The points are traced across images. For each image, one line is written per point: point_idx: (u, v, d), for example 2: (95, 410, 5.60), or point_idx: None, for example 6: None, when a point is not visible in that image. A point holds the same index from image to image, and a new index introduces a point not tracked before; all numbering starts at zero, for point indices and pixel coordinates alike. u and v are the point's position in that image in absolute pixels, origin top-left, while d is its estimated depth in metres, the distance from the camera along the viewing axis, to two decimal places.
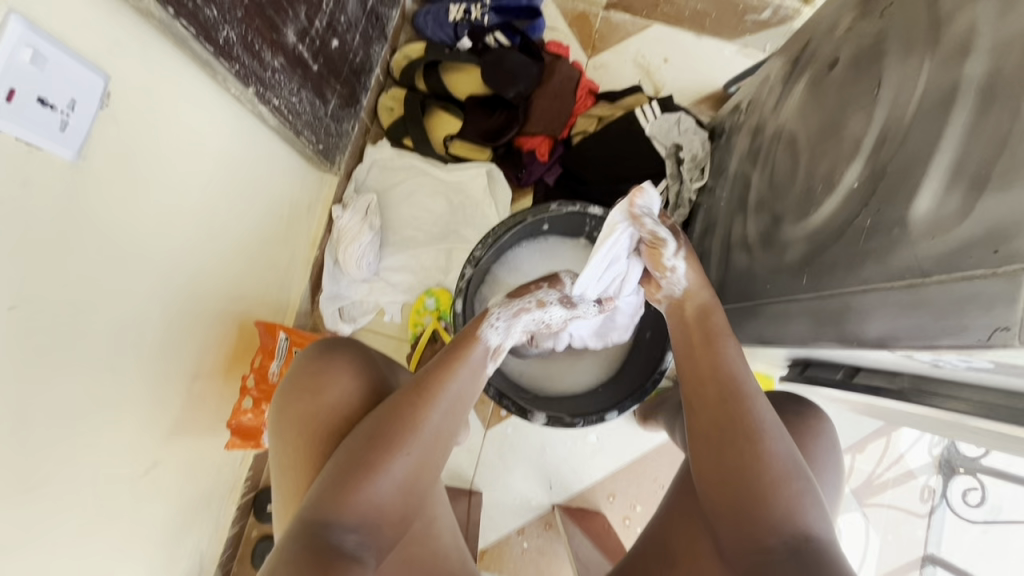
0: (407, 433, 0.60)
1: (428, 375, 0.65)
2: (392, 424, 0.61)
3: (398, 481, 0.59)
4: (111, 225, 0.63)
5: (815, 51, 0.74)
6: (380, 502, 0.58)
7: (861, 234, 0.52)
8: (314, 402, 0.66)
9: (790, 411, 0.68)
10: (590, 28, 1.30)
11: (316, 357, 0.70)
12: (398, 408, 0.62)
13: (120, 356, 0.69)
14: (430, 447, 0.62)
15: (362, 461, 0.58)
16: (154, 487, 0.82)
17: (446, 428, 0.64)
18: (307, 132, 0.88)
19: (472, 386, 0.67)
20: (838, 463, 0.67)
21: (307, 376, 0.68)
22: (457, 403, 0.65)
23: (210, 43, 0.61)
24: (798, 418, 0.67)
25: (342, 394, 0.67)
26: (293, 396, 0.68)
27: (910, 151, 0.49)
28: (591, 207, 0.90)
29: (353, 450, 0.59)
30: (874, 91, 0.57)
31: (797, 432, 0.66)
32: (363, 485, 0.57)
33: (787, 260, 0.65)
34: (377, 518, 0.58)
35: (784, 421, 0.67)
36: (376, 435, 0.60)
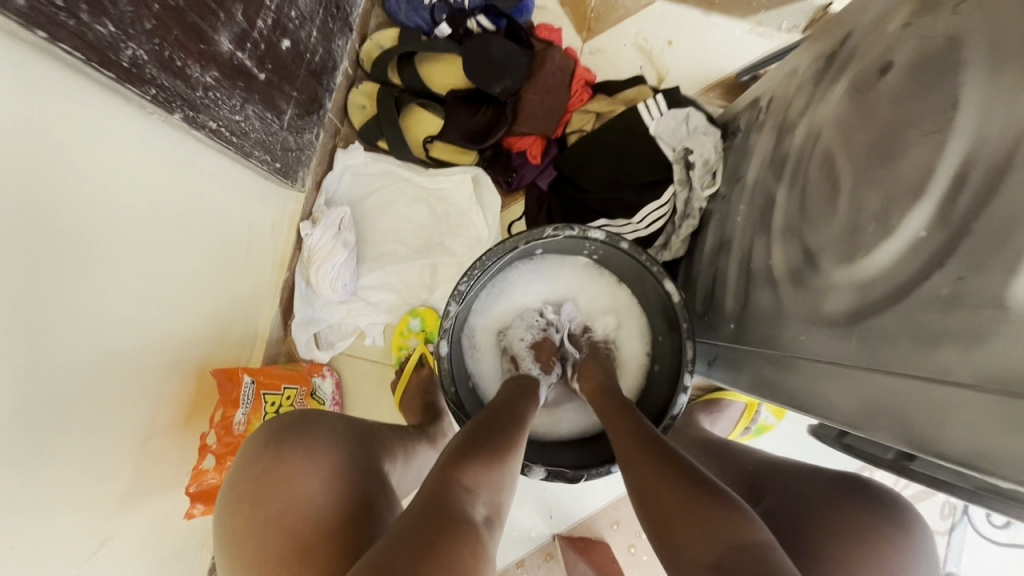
0: (515, 434, 0.64)
1: (513, 399, 0.72)
2: (498, 427, 0.64)
3: (510, 478, 0.59)
4: (14, 294, 0.51)
5: (859, 49, 0.62)
6: (499, 490, 0.57)
7: (937, 304, 0.42)
8: (267, 504, 0.56)
9: (876, 514, 0.58)
10: (585, 6, 1.15)
11: (262, 446, 0.60)
12: (497, 418, 0.66)
13: (46, 440, 0.58)
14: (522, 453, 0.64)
15: (482, 449, 0.59)
16: (110, 564, 0.73)
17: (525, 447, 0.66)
18: (258, 153, 0.75)
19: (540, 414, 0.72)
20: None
21: (258, 470, 0.58)
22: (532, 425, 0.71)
23: (108, 68, 0.47)
24: (876, 523, 0.57)
25: (305, 484, 0.57)
26: (239, 497, 0.58)
27: (1009, 205, 0.38)
28: (591, 229, 0.78)
29: (469, 440, 0.60)
30: (949, 115, 0.46)
31: (868, 533, 0.57)
32: (481, 471, 0.56)
33: (828, 311, 0.55)
34: (494, 509, 0.55)
35: (848, 519, 0.58)
36: (486, 432, 0.62)
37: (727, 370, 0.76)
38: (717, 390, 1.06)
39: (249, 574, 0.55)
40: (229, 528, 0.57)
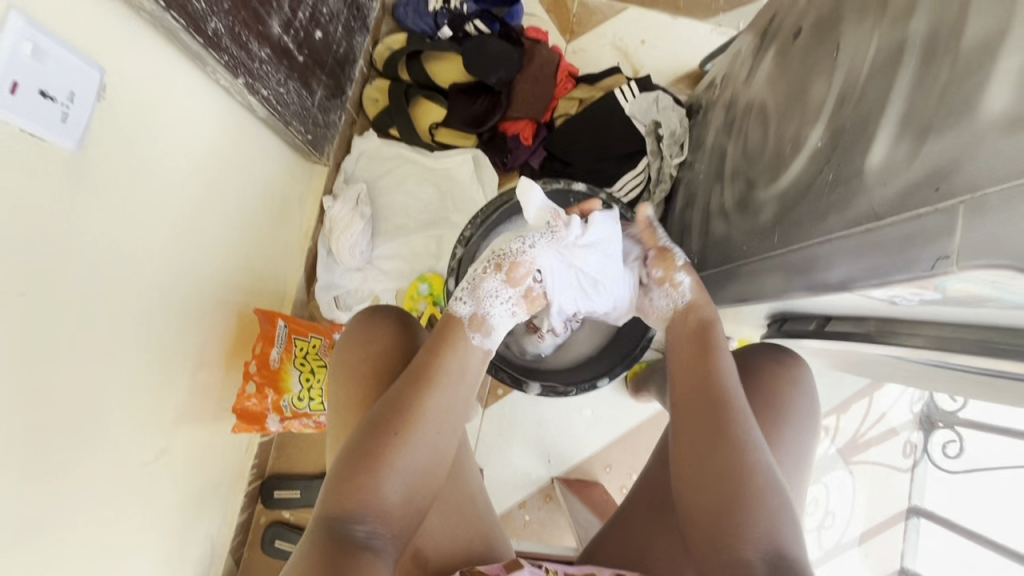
0: (406, 423, 0.63)
1: (421, 365, 0.67)
2: (391, 417, 0.63)
3: (404, 467, 0.61)
4: (113, 217, 0.65)
5: (781, 23, 0.77)
6: (389, 488, 0.60)
7: (824, 188, 0.56)
8: (357, 367, 0.72)
9: (772, 360, 0.71)
10: (567, 13, 1.32)
11: (362, 320, 0.75)
12: (398, 402, 0.64)
13: (121, 344, 0.70)
14: (435, 427, 0.64)
15: (366, 454, 0.61)
16: (161, 472, 0.84)
17: (448, 415, 0.66)
18: (295, 123, 0.94)
19: (466, 368, 0.69)
20: (813, 405, 0.71)
21: (356, 341, 0.74)
22: (456, 385, 0.67)
23: (199, 34, 0.65)
24: (777, 371, 0.70)
25: (386, 360, 0.72)
26: (343, 355, 0.74)
27: (864, 109, 0.52)
28: (574, 183, 0.93)
29: (360, 444, 0.62)
30: (834, 55, 0.60)
31: (771, 379, 0.70)
32: (370, 478, 0.60)
33: (761, 222, 0.69)
34: (390, 508, 0.60)
35: (761, 373, 0.70)
36: (377, 428, 0.62)
37: None
38: None
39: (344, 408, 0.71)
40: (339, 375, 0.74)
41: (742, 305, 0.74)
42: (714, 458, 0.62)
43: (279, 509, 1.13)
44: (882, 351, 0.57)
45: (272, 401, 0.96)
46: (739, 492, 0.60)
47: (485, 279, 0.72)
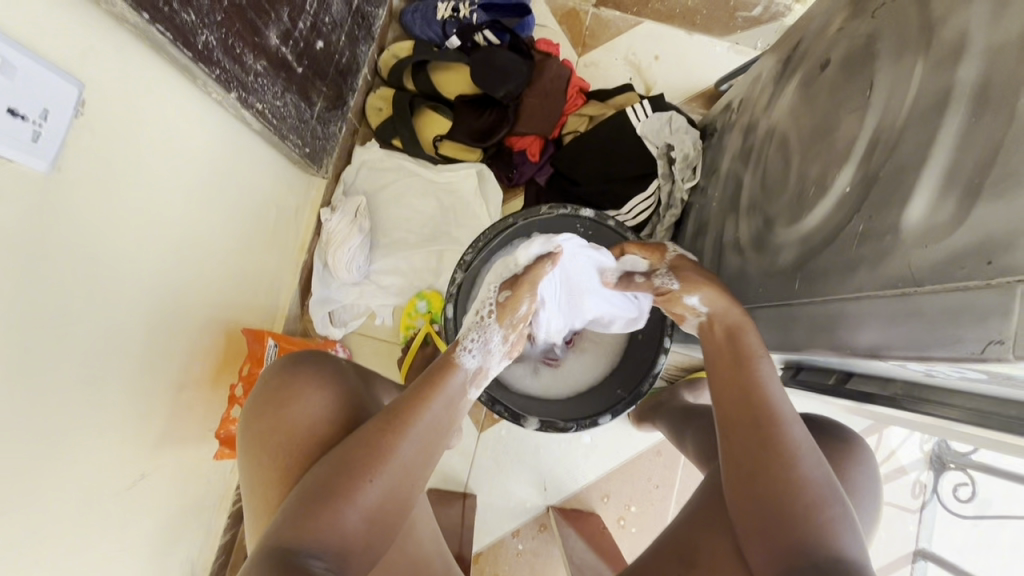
0: (378, 462, 0.59)
1: (406, 403, 0.64)
2: (361, 453, 0.59)
3: (366, 507, 0.57)
4: (92, 238, 0.61)
5: (806, 51, 0.72)
6: (348, 527, 0.56)
7: (853, 239, 0.52)
8: (269, 423, 0.65)
9: (838, 437, 0.68)
10: (580, 25, 1.28)
11: (276, 370, 0.69)
12: (372, 437, 0.60)
13: (102, 370, 0.67)
14: (404, 472, 0.60)
15: (330, 485, 0.57)
16: (142, 499, 0.80)
17: (418, 460, 0.62)
18: (292, 135, 0.91)
19: (443, 417, 0.66)
20: (872, 485, 0.67)
21: (272, 391, 0.67)
22: (432, 436, 0.64)
23: (188, 48, 0.61)
24: (845, 448, 0.67)
25: (307, 410, 0.65)
26: (254, 409, 0.67)
27: (901, 159, 0.48)
28: (582, 209, 0.89)
29: (319, 479, 0.58)
30: (866, 94, 0.56)
31: (836, 453, 0.66)
32: (328, 511, 0.55)
33: (780, 264, 0.65)
34: (344, 544, 0.55)
35: (825, 443, 0.67)
36: (344, 462, 0.59)
37: None
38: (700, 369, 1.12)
39: (260, 469, 0.64)
40: (250, 429, 0.66)
41: (758, 352, 0.71)
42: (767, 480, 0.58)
43: None
44: (910, 417, 0.53)
45: None
46: (787, 507, 0.56)
47: (486, 330, 0.72)
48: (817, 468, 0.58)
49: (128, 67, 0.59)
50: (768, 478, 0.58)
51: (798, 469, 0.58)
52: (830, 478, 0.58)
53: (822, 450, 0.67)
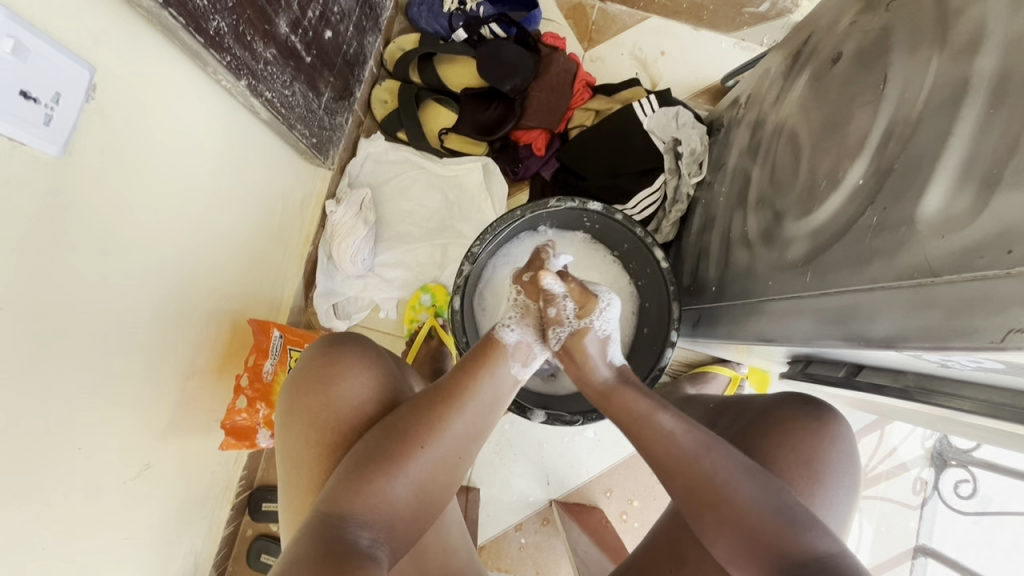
0: (428, 437, 0.59)
1: (455, 381, 0.65)
2: (413, 427, 0.60)
3: (415, 483, 0.58)
4: (101, 226, 0.61)
5: (816, 46, 0.72)
6: (396, 500, 0.56)
7: (867, 231, 0.52)
8: (314, 395, 0.65)
9: (803, 412, 0.68)
10: (586, 20, 1.28)
11: (322, 345, 0.69)
12: (423, 412, 0.61)
13: (110, 358, 0.66)
14: (452, 450, 0.61)
15: (379, 458, 0.57)
16: (148, 489, 0.80)
17: (468, 436, 0.63)
18: (300, 125, 0.91)
19: (494, 394, 0.66)
20: (850, 461, 0.66)
21: (318, 365, 0.66)
22: (482, 413, 0.65)
23: (199, 34, 0.61)
24: (817, 425, 0.66)
25: (354, 384, 0.66)
26: (297, 382, 0.66)
27: (916, 151, 0.48)
28: (591, 202, 0.87)
29: (371, 449, 0.58)
30: (880, 87, 0.56)
31: (810, 434, 0.66)
32: (381, 481, 0.56)
33: (789, 257, 0.65)
34: (394, 515, 0.56)
35: (797, 422, 0.67)
36: (395, 435, 0.59)
37: (709, 326, 0.89)
38: (703, 364, 1.12)
39: (302, 441, 0.64)
40: (293, 400, 0.66)
41: (764, 344, 0.70)
42: (685, 485, 0.60)
43: (267, 522, 1.09)
44: (918, 409, 0.54)
45: (263, 416, 0.94)
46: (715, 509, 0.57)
47: (524, 313, 0.73)
48: (745, 474, 0.58)
49: (140, 52, 0.59)
50: (685, 486, 0.60)
51: (705, 467, 0.59)
52: (738, 466, 0.59)
53: (794, 432, 0.66)
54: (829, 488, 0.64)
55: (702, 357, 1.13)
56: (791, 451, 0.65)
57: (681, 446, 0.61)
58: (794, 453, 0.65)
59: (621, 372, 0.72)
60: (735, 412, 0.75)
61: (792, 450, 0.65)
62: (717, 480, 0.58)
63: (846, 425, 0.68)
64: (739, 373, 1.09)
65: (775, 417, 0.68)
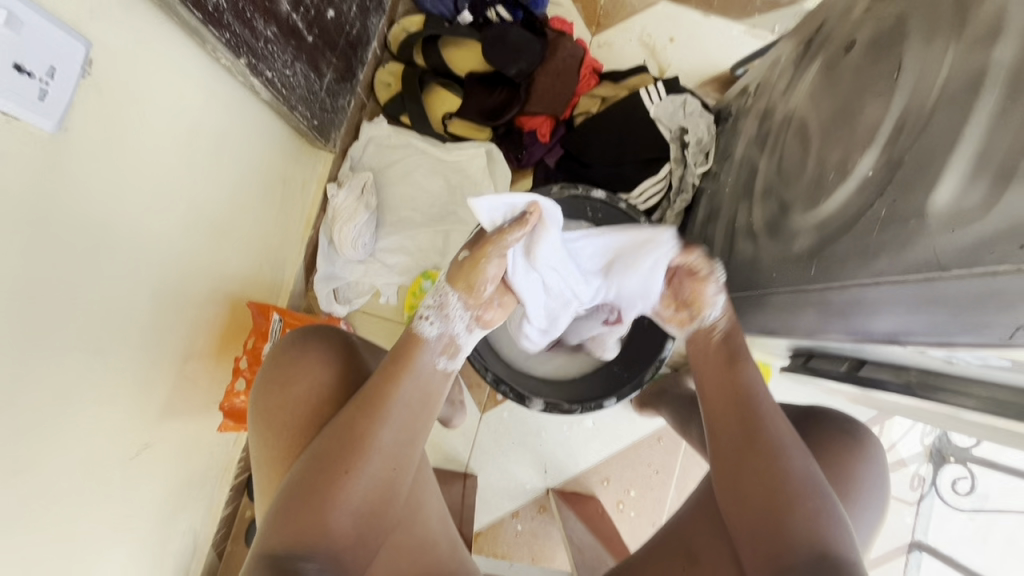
0: (355, 455, 0.57)
1: (374, 389, 0.61)
2: (340, 448, 0.57)
3: (351, 505, 0.56)
4: (96, 205, 0.60)
5: (829, 33, 0.70)
6: (336, 525, 0.55)
7: (874, 224, 0.51)
8: (272, 401, 0.65)
9: (844, 432, 0.67)
10: (595, 4, 1.25)
11: (282, 347, 0.68)
12: (347, 431, 0.58)
13: (107, 338, 0.66)
14: (387, 461, 0.59)
15: (312, 487, 0.56)
16: (146, 468, 0.80)
17: (399, 448, 0.60)
18: (301, 107, 0.90)
19: (421, 396, 0.62)
20: (869, 463, 0.66)
21: (277, 368, 0.66)
22: (406, 419, 0.61)
23: (197, 9, 0.60)
24: (854, 443, 0.66)
25: (311, 385, 0.65)
26: (259, 386, 0.67)
27: (929, 142, 0.47)
28: (594, 190, 0.88)
29: (305, 475, 0.56)
30: (893, 77, 0.54)
31: (827, 441, 0.66)
32: (314, 510, 0.54)
33: (795, 251, 0.64)
34: (336, 540, 0.55)
35: (834, 439, 0.66)
36: (325, 457, 0.57)
37: None
38: None
39: (265, 453, 0.64)
40: (256, 405, 0.66)
41: (770, 337, 0.71)
42: (758, 473, 0.58)
43: None
44: (921, 405, 0.53)
45: None
46: (775, 503, 0.56)
47: (442, 294, 0.65)
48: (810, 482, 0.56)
49: (137, 28, 0.58)
50: (756, 472, 0.58)
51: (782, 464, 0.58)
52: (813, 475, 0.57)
53: (831, 442, 0.66)
54: (856, 508, 0.63)
55: None
56: (832, 467, 0.64)
57: (771, 437, 0.60)
58: (829, 468, 0.64)
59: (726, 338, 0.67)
60: None
61: (829, 463, 0.65)
62: (798, 477, 0.57)
63: (879, 446, 0.68)
64: None
65: (814, 429, 0.68)
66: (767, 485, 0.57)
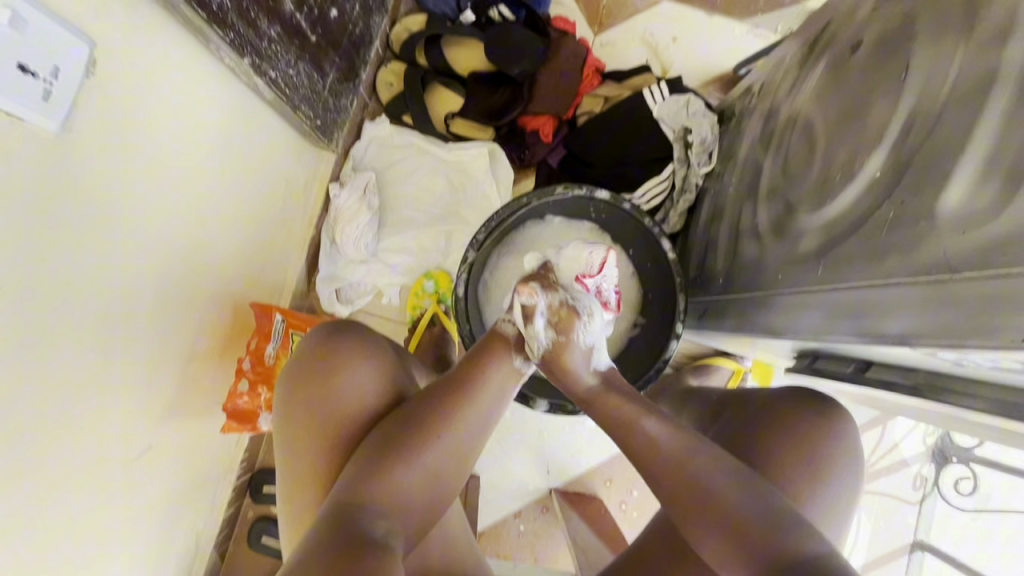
0: (442, 430, 0.60)
1: (466, 374, 0.66)
2: (429, 422, 0.60)
3: (430, 475, 0.59)
4: (99, 206, 0.60)
5: (835, 33, 0.70)
6: (411, 493, 0.57)
7: (883, 225, 0.51)
8: (317, 384, 0.64)
9: (806, 407, 0.67)
10: (597, 3, 1.25)
11: (326, 332, 0.68)
12: (438, 406, 0.62)
13: (110, 339, 0.66)
14: (467, 440, 0.62)
15: (397, 454, 0.58)
16: (148, 469, 0.80)
17: (479, 429, 0.64)
18: (304, 107, 0.90)
19: (504, 386, 0.67)
20: (848, 453, 0.65)
21: (323, 351, 0.66)
22: (491, 405, 0.65)
23: (202, 9, 0.60)
24: (820, 418, 0.66)
25: (364, 371, 0.66)
26: (301, 368, 0.66)
27: (940, 142, 0.47)
28: (598, 190, 0.87)
29: (385, 443, 0.59)
30: (902, 77, 0.54)
31: (813, 428, 0.65)
32: (396, 476, 0.57)
33: (801, 251, 0.63)
34: (406, 508, 0.57)
35: (800, 416, 0.66)
36: (411, 429, 0.60)
37: (714, 319, 0.89)
38: (707, 356, 1.11)
39: (307, 433, 0.63)
40: (299, 386, 0.65)
41: (771, 338, 0.69)
42: (678, 482, 0.59)
43: (267, 505, 1.10)
44: (927, 407, 0.53)
45: (264, 399, 0.94)
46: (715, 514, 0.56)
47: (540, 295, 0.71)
48: (734, 485, 0.57)
49: (142, 30, 0.58)
50: (673, 486, 0.59)
51: (694, 470, 0.58)
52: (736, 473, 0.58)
53: (798, 421, 0.66)
54: (832, 491, 0.63)
55: (706, 350, 1.12)
56: (795, 443, 0.65)
57: (672, 443, 0.61)
58: (796, 448, 0.64)
59: (607, 378, 0.70)
60: (739, 403, 0.74)
61: (799, 446, 0.64)
62: (711, 481, 0.57)
63: (851, 423, 0.68)
64: (742, 366, 1.08)
65: (779, 409, 0.68)
66: (692, 499, 0.57)
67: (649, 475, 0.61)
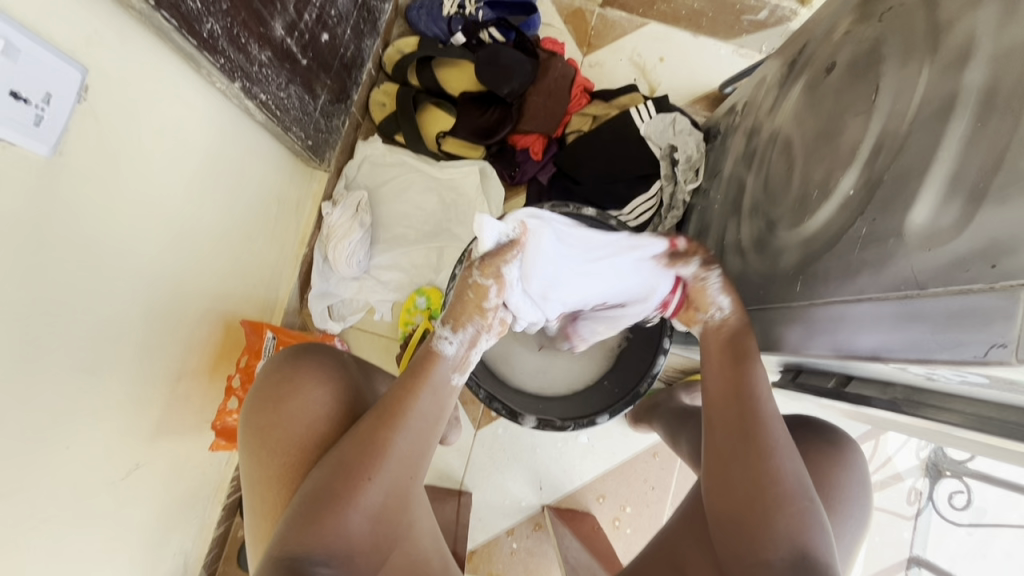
0: (373, 461, 0.58)
1: (396, 399, 0.63)
2: (361, 454, 0.58)
3: (367, 510, 0.57)
4: (90, 227, 0.61)
5: (812, 54, 0.72)
6: (350, 530, 0.55)
7: (856, 242, 0.52)
8: (269, 416, 0.65)
9: (820, 438, 0.68)
10: (585, 25, 1.28)
11: (278, 362, 0.69)
12: (368, 436, 0.60)
13: (100, 358, 0.66)
14: (403, 467, 0.60)
15: (331, 491, 0.56)
16: (137, 489, 0.80)
17: (415, 454, 0.62)
18: (295, 127, 0.92)
19: (439, 408, 0.65)
20: (858, 484, 0.66)
21: (274, 383, 0.66)
22: (426, 429, 0.63)
23: (193, 36, 0.62)
24: (832, 449, 0.67)
25: (312, 401, 0.65)
26: (255, 402, 0.67)
27: (907, 162, 0.48)
28: (585, 208, 0.89)
29: (321, 481, 0.57)
30: (871, 98, 0.56)
31: (828, 459, 0.66)
32: (331, 514, 0.55)
33: (781, 267, 0.64)
34: (348, 546, 0.55)
35: (814, 447, 0.67)
36: (345, 464, 0.58)
37: None
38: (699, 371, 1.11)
39: (262, 467, 0.64)
40: (253, 420, 0.66)
41: (757, 354, 0.70)
42: (753, 479, 0.58)
43: None
44: (908, 421, 0.53)
45: None
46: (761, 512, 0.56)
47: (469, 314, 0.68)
48: (796, 489, 0.57)
49: (135, 57, 0.60)
50: (741, 480, 0.58)
51: (771, 471, 0.57)
52: (800, 477, 0.57)
53: (809, 449, 0.67)
54: (838, 518, 0.63)
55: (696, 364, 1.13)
56: (812, 476, 0.65)
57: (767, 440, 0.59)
58: (811, 478, 0.65)
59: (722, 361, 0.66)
60: None
61: (811, 474, 0.65)
62: (787, 483, 0.57)
63: (857, 451, 0.68)
64: None
65: (794, 439, 0.68)
66: (753, 493, 0.57)
67: (726, 465, 0.60)
